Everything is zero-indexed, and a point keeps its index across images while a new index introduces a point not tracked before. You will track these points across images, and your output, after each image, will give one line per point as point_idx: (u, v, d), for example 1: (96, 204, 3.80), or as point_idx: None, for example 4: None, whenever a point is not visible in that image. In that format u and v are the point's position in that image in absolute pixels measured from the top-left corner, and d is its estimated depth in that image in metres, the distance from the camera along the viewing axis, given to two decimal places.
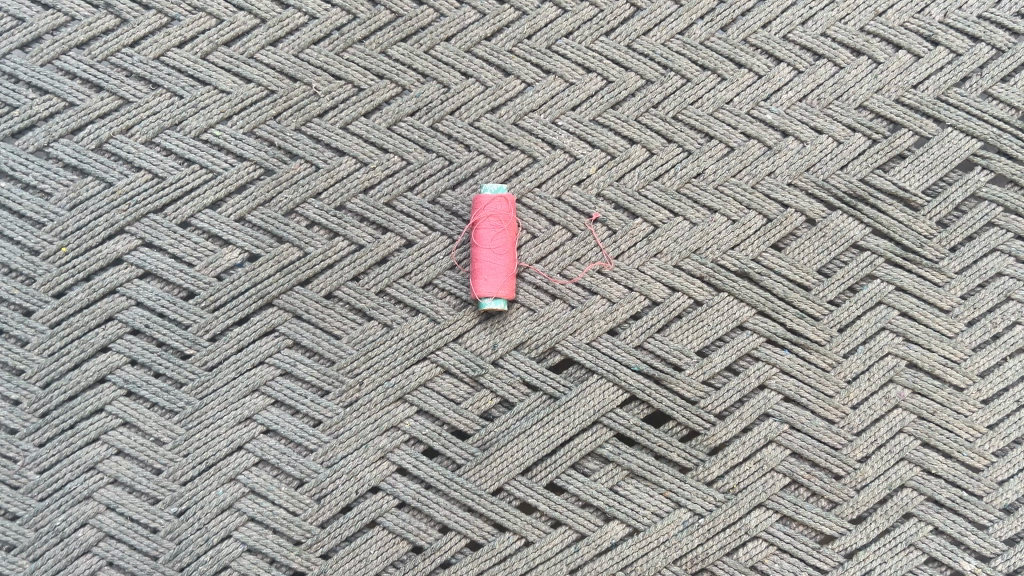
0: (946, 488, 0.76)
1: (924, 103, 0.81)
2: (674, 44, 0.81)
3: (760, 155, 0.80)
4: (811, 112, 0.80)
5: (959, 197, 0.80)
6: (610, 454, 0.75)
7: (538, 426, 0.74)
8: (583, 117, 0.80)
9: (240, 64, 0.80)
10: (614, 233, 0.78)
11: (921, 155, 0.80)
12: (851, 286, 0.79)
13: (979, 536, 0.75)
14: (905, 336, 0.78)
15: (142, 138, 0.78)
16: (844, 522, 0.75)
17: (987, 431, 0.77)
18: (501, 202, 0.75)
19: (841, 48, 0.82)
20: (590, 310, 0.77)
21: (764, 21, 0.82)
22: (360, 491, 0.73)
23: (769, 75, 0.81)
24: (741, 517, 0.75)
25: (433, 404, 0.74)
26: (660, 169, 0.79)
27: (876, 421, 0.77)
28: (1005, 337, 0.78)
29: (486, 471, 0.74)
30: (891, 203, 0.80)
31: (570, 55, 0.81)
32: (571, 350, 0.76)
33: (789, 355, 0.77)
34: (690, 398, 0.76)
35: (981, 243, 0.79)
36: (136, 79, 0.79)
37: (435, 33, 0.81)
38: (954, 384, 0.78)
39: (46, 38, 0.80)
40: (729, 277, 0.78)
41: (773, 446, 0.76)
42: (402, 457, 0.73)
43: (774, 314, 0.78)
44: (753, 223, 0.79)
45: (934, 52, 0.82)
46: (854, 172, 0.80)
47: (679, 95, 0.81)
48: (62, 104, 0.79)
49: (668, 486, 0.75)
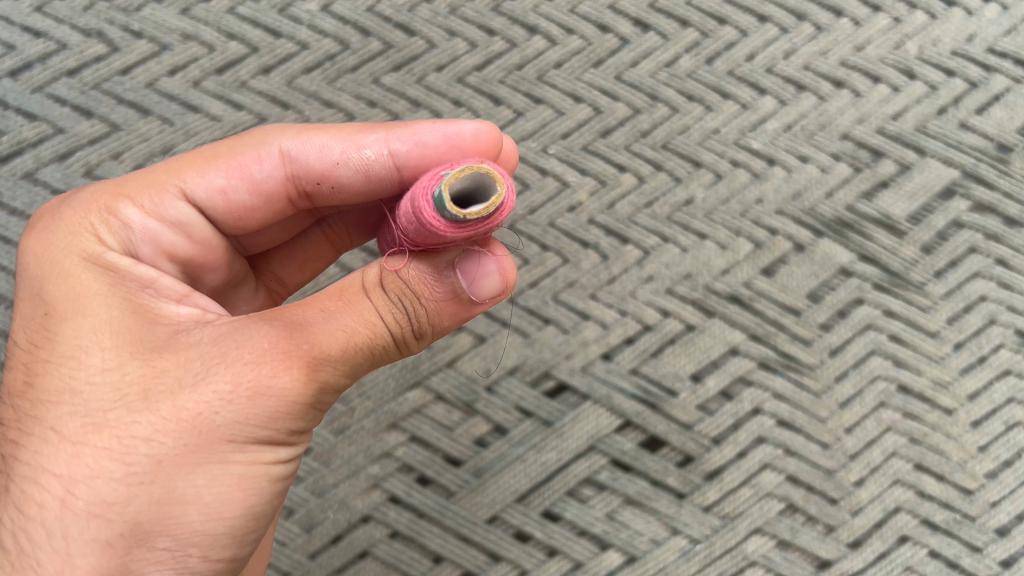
0: (941, 510, 0.76)
1: (904, 133, 0.82)
2: (661, 75, 0.83)
3: (747, 183, 0.81)
4: (796, 141, 0.82)
5: (941, 224, 0.81)
6: (606, 480, 0.75)
7: (532, 453, 0.75)
8: (574, 145, 0.81)
9: (231, 91, 0.80)
10: (606, 259, 0.79)
11: (903, 184, 0.82)
12: (841, 311, 0.79)
13: (974, 558, 0.76)
14: (895, 360, 0.79)
15: (131, 163, 0.78)
16: (841, 546, 0.75)
17: (978, 453, 0.78)
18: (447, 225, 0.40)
19: (823, 80, 0.83)
20: (583, 335, 0.77)
21: (749, 53, 0.84)
22: (351, 521, 0.74)
23: (755, 106, 0.82)
24: (739, 543, 0.75)
25: (426, 430, 0.75)
26: (650, 197, 0.80)
27: (870, 444, 0.77)
28: (991, 360, 0.79)
29: (481, 499, 0.75)
30: (877, 229, 0.81)
31: (559, 85, 0.82)
32: (565, 374, 0.76)
33: (782, 379, 0.78)
34: (685, 423, 0.77)
35: (965, 268, 0.80)
36: (126, 106, 0.79)
37: (427, 63, 0.81)
38: (943, 407, 0.78)
39: (37, 65, 0.80)
40: (721, 302, 0.78)
41: (770, 470, 0.76)
42: (395, 485, 0.75)
43: (765, 338, 0.78)
44: (742, 249, 0.79)
45: (911, 85, 0.83)
46: (840, 200, 0.81)
47: (667, 124, 0.81)
48: (51, 130, 0.79)
49: (665, 512, 0.75)
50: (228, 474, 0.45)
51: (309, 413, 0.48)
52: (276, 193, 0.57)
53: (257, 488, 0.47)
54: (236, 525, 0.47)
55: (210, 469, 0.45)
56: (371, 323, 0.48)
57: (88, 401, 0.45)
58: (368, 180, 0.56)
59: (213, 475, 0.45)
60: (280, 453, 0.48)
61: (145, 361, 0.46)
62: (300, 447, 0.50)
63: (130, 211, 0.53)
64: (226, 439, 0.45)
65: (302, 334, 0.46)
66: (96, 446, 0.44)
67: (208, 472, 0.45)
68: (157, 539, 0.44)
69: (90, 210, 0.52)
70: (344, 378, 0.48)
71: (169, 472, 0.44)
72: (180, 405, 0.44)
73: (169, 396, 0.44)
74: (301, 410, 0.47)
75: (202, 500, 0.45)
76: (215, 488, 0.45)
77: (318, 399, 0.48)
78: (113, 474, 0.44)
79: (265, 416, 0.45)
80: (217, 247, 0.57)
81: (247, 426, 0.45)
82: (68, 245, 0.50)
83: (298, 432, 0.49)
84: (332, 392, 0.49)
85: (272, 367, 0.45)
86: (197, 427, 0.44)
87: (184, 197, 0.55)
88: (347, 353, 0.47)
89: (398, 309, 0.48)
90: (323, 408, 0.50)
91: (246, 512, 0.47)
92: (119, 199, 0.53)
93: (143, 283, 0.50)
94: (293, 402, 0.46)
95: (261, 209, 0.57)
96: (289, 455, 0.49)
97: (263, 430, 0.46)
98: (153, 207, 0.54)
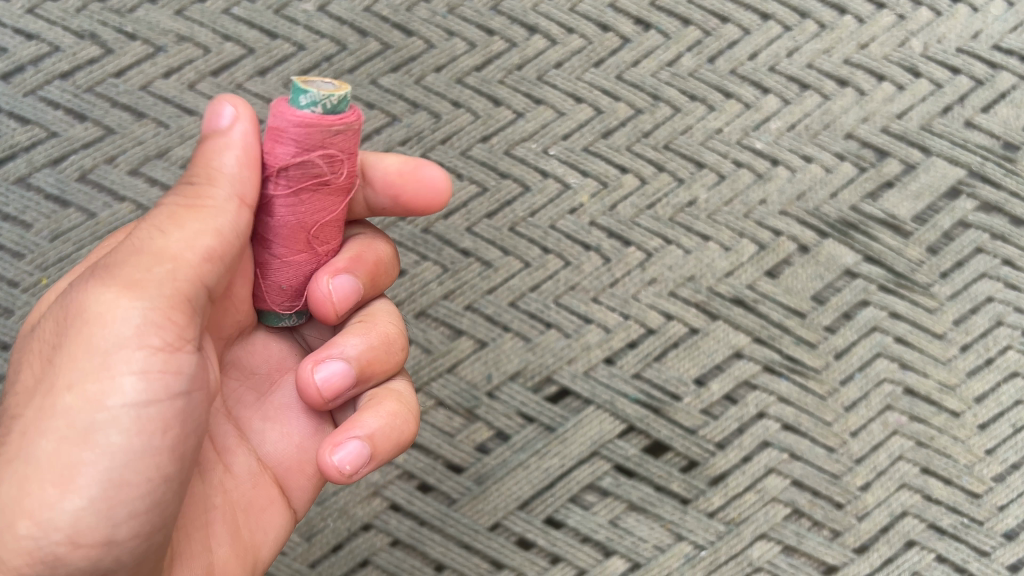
0: (948, 514, 0.75)
1: (910, 132, 0.81)
2: (663, 75, 0.82)
3: (751, 184, 0.80)
4: (799, 140, 0.81)
5: (947, 224, 0.80)
6: (609, 486, 0.74)
7: (535, 459, 0.74)
8: (575, 146, 0.80)
9: (228, 93, 0.79)
10: (608, 262, 0.78)
11: (909, 183, 0.81)
12: (846, 313, 0.78)
13: (981, 563, 0.75)
14: (901, 362, 0.78)
15: (126, 168, 0.77)
16: (847, 552, 0.74)
17: (985, 456, 0.77)
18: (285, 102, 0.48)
19: (827, 79, 0.82)
20: (585, 339, 0.76)
21: (751, 51, 0.83)
22: (351, 529, 0.73)
23: (758, 105, 0.81)
24: (744, 549, 0.74)
25: (426, 437, 0.74)
26: (653, 198, 0.79)
27: (876, 448, 0.76)
28: (998, 361, 0.78)
29: (482, 506, 0.73)
30: (882, 230, 0.80)
31: (560, 85, 0.81)
32: (567, 379, 0.75)
33: (787, 382, 0.77)
34: (689, 428, 0.75)
35: (971, 269, 0.79)
36: (121, 109, 0.79)
37: (425, 63, 0.81)
38: (951, 409, 0.77)
39: (29, 68, 0.79)
40: (725, 304, 0.77)
41: (774, 475, 0.75)
42: (396, 493, 0.73)
43: (770, 341, 0.77)
44: (745, 251, 0.78)
45: (916, 84, 0.82)
46: (844, 200, 0.80)
47: (669, 124, 0.80)
48: (44, 133, 0.78)
49: (669, 519, 0.74)
50: (72, 426, 0.44)
51: (138, 323, 0.45)
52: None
53: (108, 439, 0.44)
54: (104, 496, 0.44)
55: (56, 425, 0.44)
56: (161, 211, 0.48)
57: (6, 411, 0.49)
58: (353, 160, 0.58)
59: (60, 437, 0.44)
60: (130, 390, 0.45)
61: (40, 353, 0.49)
62: (169, 390, 0.46)
63: None
64: (63, 387, 0.44)
65: (114, 263, 0.46)
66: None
67: (55, 432, 0.44)
68: (17, 524, 0.43)
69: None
70: (165, 288, 0.45)
71: (24, 442, 0.44)
72: (45, 373, 0.46)
73: (39, 374, 0.47)
74: (138, 334, 0.45)
75: (56, 469, 0.44)
76: (63, 446, 0.44)
77: (136, 301, 0.45)
78: None
79: (95, 346, 0.45)
80: None
81: (80, 363, 0.45)
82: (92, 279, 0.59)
83: (151, 364, 0.45)
84: (161, 294, 0.45)
85: (90, 295, 0.45)
86: (47, 388, 0.45)
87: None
88: (146, 246, 0.46)
89: (180, 185, 0.48)
90: (164, 317, 0.45)
91: (109, 472, 0.44)
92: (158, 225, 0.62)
93: None
94: (114, 320, 0.44)
95: None
96: (148, 394, 0.45)
97: (99, 363, 0.45)
98: None
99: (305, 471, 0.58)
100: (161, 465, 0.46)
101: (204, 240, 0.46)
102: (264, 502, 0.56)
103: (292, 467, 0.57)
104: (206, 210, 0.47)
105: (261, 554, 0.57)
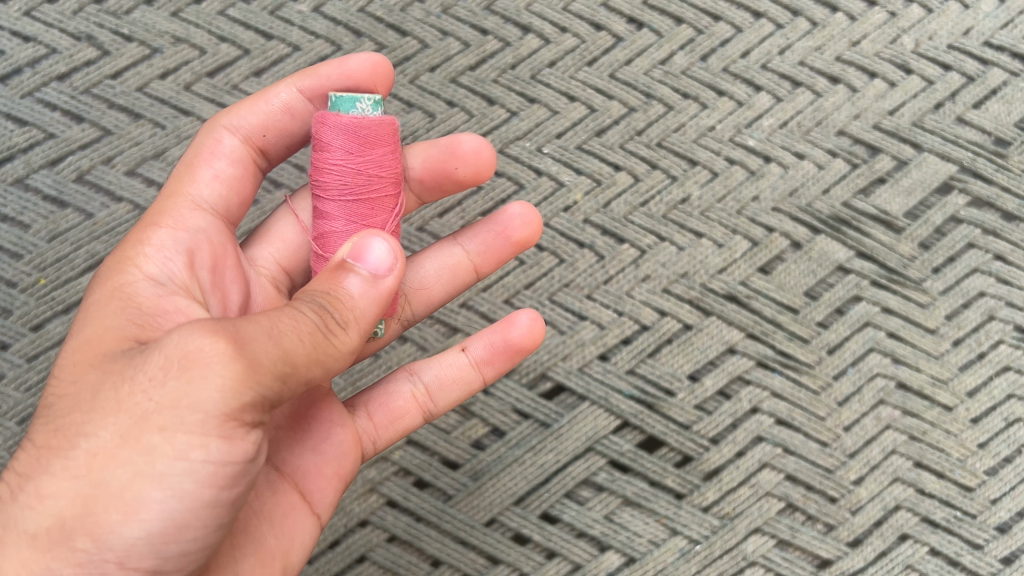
0: (941, 507, 0.76)
1: (901, 128, 0.82)
2: (656, 73, 0.82)
3: (743, 181, 0.80)
4: (791, 137, 0.81)
5: (938, 219, 0.81)
6: (604, 482, 0.75)
7: (530, 454, 0.75)
8: (569, 144, 0.80)
9: (224, 94, 0.80)
10: (602, 259, 0.79)
11: (900, 179, 0.81)
12: (839, 308, 0.79)
13: (975, 556, 0.76)
14: (894, 357, 0.78)
15: (123, 168, 0.78)
16: (841, 545, 0.75)
17: (978, 450, 0.77)
18: (336, 118, 0.56)
19: (819, 76, 0.83)
20: (580, 336, 0.77)
21: (744, 49, 0.83)
22: (348, 525, 0.73)
23: (750, 102, 0.82)
24: (739, 543, 0.75)
25: (422, 433, 0.75)
26: (647, 195, 0.80)
27: (869, 442, 0.77)
28: (991, 356, 0.79)
29: (478, 502, 0.74)
30: (873, 226, 0.80)
31: (554, 84, 0.81)
32: (562, 375, 0.76)
33: (780, 377, 0.77)
34: (683, 423, 0.76)
35: (962, 264, 0.80)
36: (118, 110, 0.79)
37: (420, 63, 0.81)
38: (943, 403, 0.78)
39: (27, 70, 0.80)
40: (718, 301, 0.78)
41: (768, 469, 0.76)
42: (392, 489, 0.74)
43: (763, 337, 0.78)
44: (739, 248, 0.79)
45: (908, 80, 0.83)
46: (836, 196, 0.81)
47: (662, 122, 0.81)
48: (42, 135, 0.79)
49: (663, 513, 0.75)
50: (151, 469, 0.43)
51: (243, 402, 0.44)
52: (248, 164, 0.64)
53: (178, 486, 0.44)
54: (160, 531, 0.44)
55: (139, 459, 0.43)
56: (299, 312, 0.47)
57: (57, 412, 0.48)
58: (296, 118, 0.65)
59: (137, 470, 0.43)
60: (213, 451, 0.44)
61: (102, 365, 0.48)
62: (244, 454, 0.45)
63: (162, 233, 0.57)
64: (154, 428, 0.43)
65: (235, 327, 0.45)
66: (54, 449, 0.46)
67: (135, 465, 0.43)
68: (78, 539, 0.44)
69: (123, 249, 0.57)
70: (270, 384, 0.44)
71: (100, 465, 0.44)
72: (131, 397, 0.45)
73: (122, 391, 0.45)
74: (233, 409, 0.44)
75: (122, 497, 0.43)
76: (138, 479, 0.43)
77: (246, 388, 0.43)
78: (55, 467, 0.45)
79: (193, 401, 0.43)
80: (233, 252, 0.61)
81: (174, 412, 0.43)
82: (108, 278, 0.55)
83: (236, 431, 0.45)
84: (267, 385, 0.44)
85: (204, 345, 0.44)
86: (135, 413, 0.44)
87: (198, 207, 0.60)
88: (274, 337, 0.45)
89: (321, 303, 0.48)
90: (260, 399, 0.44)
91: (172, 514, 0.44)
92: (149, 228, 0.57)
93: (137, 313, 0.52)
94: (223, 388, 0.43)
95: (241, 175, 0.64)
96: (227, 457, 0.45)
97: (192, 417, 0.43)
98: (176, 223, 0.58)
99: (322, 474, 0.60)
100: (216, 516, 0.46)
101: (314, 373, 0.47)
102: (286, 509, 0.58)
103: (313, 471, 0.59)
104: (334, 350, 0.47)
105: (292, 560, 0.59)
